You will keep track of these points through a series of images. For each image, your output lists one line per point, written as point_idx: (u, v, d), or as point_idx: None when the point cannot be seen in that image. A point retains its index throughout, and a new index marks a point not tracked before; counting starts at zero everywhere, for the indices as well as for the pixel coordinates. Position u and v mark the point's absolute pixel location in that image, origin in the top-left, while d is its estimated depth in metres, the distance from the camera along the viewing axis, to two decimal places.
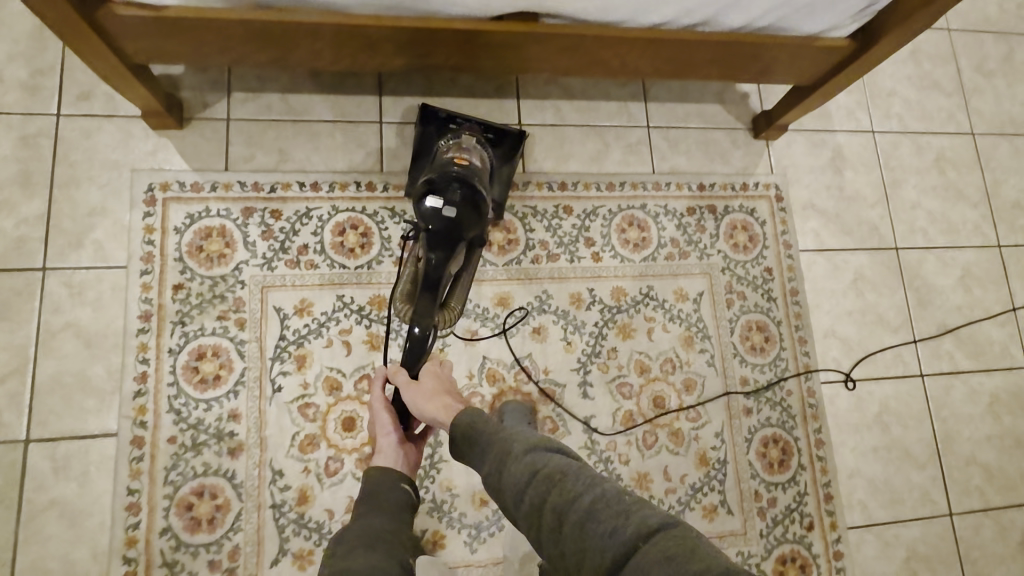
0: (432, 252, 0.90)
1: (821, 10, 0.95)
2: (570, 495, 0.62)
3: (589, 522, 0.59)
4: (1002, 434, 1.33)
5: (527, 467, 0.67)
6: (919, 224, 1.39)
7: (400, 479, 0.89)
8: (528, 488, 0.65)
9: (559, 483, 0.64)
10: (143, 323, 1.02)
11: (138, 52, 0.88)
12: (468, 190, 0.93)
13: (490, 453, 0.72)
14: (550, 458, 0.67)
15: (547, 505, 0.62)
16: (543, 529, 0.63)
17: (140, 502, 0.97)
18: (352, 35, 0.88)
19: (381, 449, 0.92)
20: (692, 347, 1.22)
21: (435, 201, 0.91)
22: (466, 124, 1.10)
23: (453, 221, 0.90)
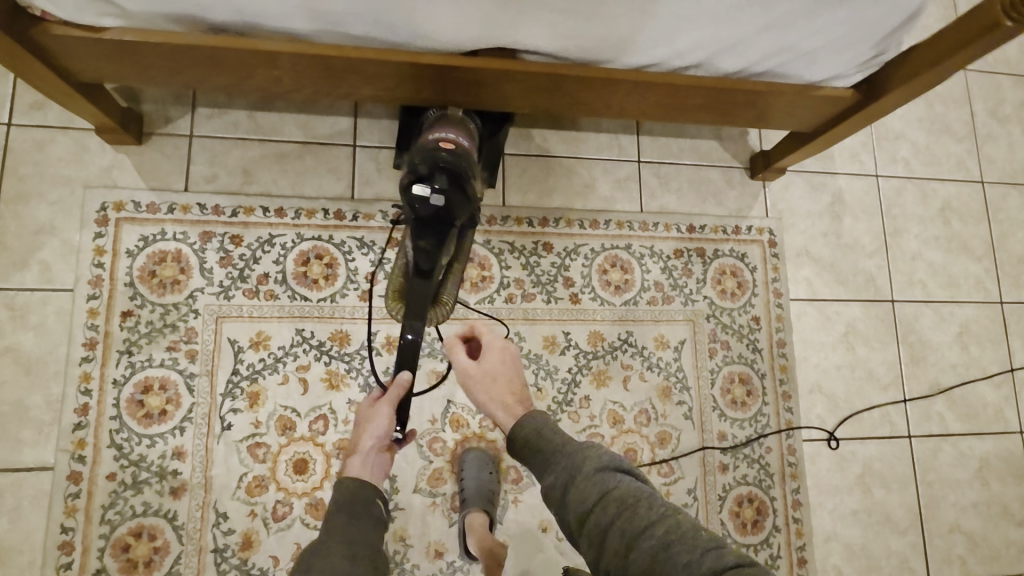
0: (422, 238, 0.81)
1: (824, 58, 0.88)
2: (643, 524, 0.57)
3: (664, 554, 0.55)
4: (989, 502, 1.27)
5: (595, 485, 0.62)
6: (918, 277, 1.33)
7: (377, 495, 0.81)
8: (594, 510, 0.60)
9: (630, 510, 0.59)
10: (87, 351, 0.97)
11: (83, 70, 0.83)
12: (455, 171, 0.81)
13: (555, 467, 0.66)
14: (622, 479, 0.62)
15: (615, 530, 0.58)
16: (607, 552, 0.58)
17: (74, 541, 0.92)
18: (314, 64, 0.82)
19: (362, 451, 0.86)
20: (668, 399, 1.16)
21: (420, 188, 0.79)
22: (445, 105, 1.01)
23: (442, 209, 0.80)
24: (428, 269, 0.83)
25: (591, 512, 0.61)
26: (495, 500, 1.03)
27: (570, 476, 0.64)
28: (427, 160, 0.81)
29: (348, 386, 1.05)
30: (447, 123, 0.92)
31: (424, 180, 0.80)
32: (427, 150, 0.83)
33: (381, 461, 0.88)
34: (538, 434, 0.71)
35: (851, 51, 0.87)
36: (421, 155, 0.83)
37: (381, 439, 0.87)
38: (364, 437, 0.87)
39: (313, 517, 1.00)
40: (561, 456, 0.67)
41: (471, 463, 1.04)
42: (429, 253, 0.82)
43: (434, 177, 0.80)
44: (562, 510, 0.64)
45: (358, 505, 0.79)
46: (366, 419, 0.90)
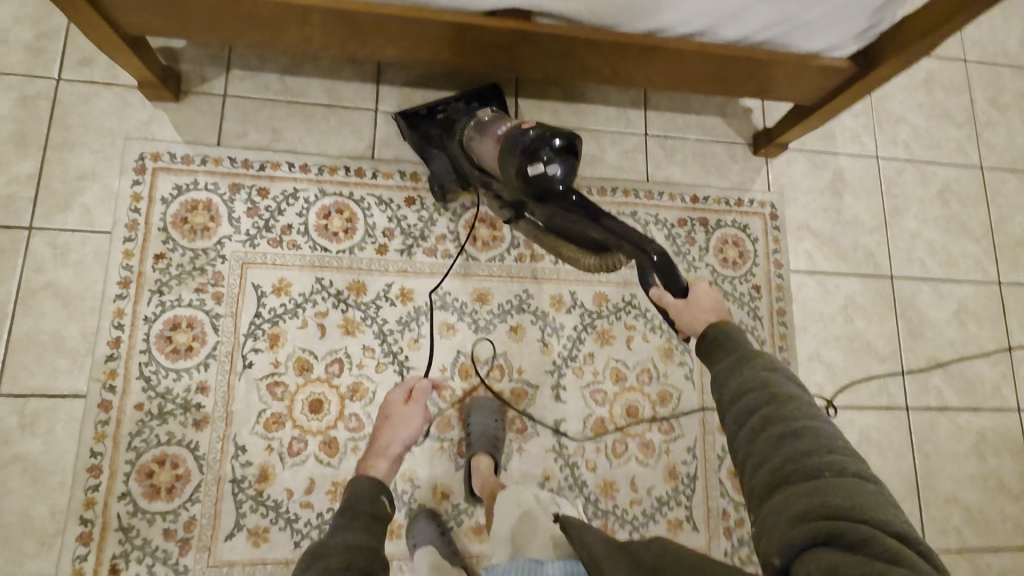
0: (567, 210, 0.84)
1: (822, 29, 0.93)
2: (785, 414, 0.65)
3: (790, 438, 0.62)
4: (986, 475, 1.29)
5: (760, 378, 0.70)
6: (917, 255, 1.36)
7: (382, 491, 0.79)
8: (750, 392, 0.69)
9: (780, 401, 0.66)
10: (122, 289, 1.04)
11: (130, 22, 0.90)
12: (562, 133, 0.83)
13: (733, 359, 0.76)
14: (788, 384, 0.69)
15: (759, 410, 0.67)
16: (746, 428, 0.67)
17: (102, 465, 0.98)
18: (343, 21, 0.89)
19: (391, 454, 0.88)
20: (670, 359, 1.20)
21: (534, 167, 0.82)
22: (451, 105, 1.11)
23: (563, 174, 0.83)
24: (603, 215, 0.83)
25: (749, 391, 0.70)
26: (499, 446, 1.07)
27: (742, 366, 0.73)
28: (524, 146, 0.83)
29: (363, 333, 1.10)
30: (498, 119, 0.97)
31: (533, 159, 0.82)
32: (517, 136, 0.85)
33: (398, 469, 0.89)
34: (724, 336, 0.80)
35: (848, 22, 0.92)
36: (511, 144, 0.85)
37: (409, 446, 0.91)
38: (392, 442, 0.89)
39: (327, 455, 1.04)
40: (749, 353, 0.75)
41: (478, 411, 1.09)
42: (587, 205, 0.85)
43: (538, 153, 0.82)
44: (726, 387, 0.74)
45: (364, 500, 0.76)
46: (395, 423, 0.93)
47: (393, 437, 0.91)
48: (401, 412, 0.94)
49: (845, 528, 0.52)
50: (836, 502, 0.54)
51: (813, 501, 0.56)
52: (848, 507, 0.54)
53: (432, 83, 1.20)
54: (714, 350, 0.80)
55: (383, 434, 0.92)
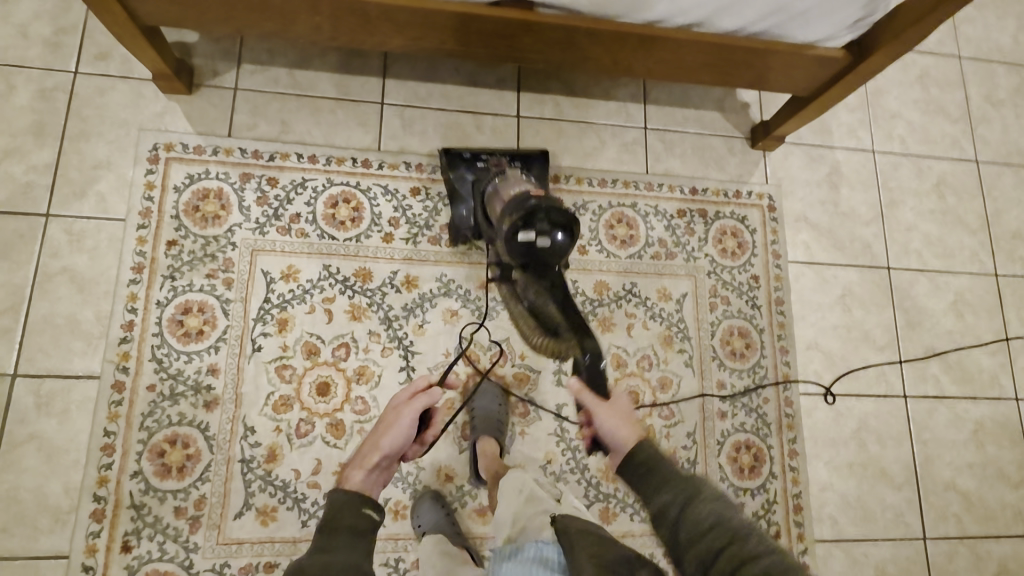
0: (545, 281, 0.95)
1: (817, 19, 0.97)
2: (753, 553, 0.62)
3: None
4: (985, 463, 1.30)
5: (713, 512, 0.67)
6: (914, 246, 1.39)
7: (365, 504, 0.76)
8: (710, 533, 0.66)
9: (742, 541, 0.64)
10: (135, 274, 1.07)
11: (147, 12, 0.94)
12: (562, 213, 0.89)
13: (672, 488, 0.71)
14: (739, 515, 0.67)
15: (727, 556, 0.63)
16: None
17: (115, 444, 1.00)
18: (352, 10, 0.93)
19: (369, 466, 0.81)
20: (670, 347, 1.22)
21: (525, 235, 0.88)
22: (493, 157, 1.14)
23: (547, 250, 0.89)
24: None
25: (704, 533, 0.66)
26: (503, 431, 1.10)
27: (687, 502, 0.69)
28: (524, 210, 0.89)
29: (369, 318, 1.13)
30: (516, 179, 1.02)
31: (527, 228, 0.88)
32: (521, 199, 0.91)
33: (383, 476, 0.83)
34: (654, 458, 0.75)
35: (842, 12, 0.95)
36: (514, 204, 0.91)
37: (391, 455, 0.84)
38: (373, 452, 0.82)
39: (333, 436, 1.07)
40: (684, 482, 0.71)
41: (483, 397, 1.11)
42: None
43: (535, 222, 0.88)
44: (675, 531, 0.68)
45: (343, 514, 0.74)
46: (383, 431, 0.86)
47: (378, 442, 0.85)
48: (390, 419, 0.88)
49: None
50: None
51: None
52: None
53: (437, 77, 1.24)
54: (646, 476, 0.74)
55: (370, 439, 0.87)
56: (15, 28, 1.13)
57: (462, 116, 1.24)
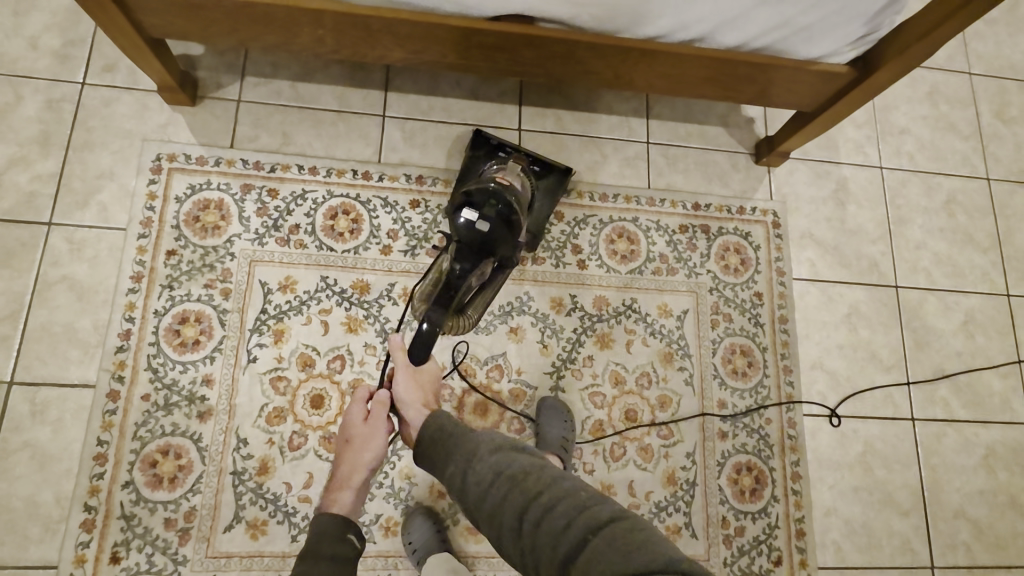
0: (468, 261, 0.93)
1: (820, 35, 0.95)
2: (537, 489, 0.69)
3: (548, 514, 0.66)
4: (996, 490, 1.26)
5: (493, 467, 0.72)
6: (922, 265, 1.36)
7: (348, 529, 0.85)
8: (494, 488, 0.71)
9: (522, 484, 0.70)
10: (134, 283, 1.07)
11: (154, 24, 0.95)
12: (507, 206, 0.95)
13: (456, 457, 0.76)
14: (518, 459, 0.73)
15: (511, 507, 0.68)
16: (505, 528, 0.68)
17: (108, 453, 1.00)
18: (353, 23, 0.92)
19: (354, 485, 0.91)
20: (670, 364, 1.20)
21: (470, 213, 0.94)
22: (516, 152, 1.15)
23: (485, 235, 0.93)
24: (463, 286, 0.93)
25: (485, 492, 0.71)
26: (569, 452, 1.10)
27: (469, 461, 0.74)
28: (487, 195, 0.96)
29: (365, 331, 1.12)
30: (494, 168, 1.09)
31: (474, 207, 0.94)
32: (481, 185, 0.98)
33: (366, 487, 0.94)
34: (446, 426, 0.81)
35: (845, 28, 0.94)
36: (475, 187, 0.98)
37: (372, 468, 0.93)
38: (354, 475, 0.92)
39: (326, 450, 1.06)
40: (468, 445, 0.77)
41: (548, 411, 1.12)
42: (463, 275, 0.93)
43: (484, 206, 0.94)
44: (465, 497, 0.74)
45: (325, 542, 0.83)
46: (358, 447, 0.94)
47: (355, 462, 0.93)
48: (364, 433, 0.94)
49: None
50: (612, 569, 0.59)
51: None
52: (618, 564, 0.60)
53: (439, 91, 1.24)
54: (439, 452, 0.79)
55: (345, 459, 0.94)
56: (25, 40, 1.15)
57: (463, 129, 1.24)
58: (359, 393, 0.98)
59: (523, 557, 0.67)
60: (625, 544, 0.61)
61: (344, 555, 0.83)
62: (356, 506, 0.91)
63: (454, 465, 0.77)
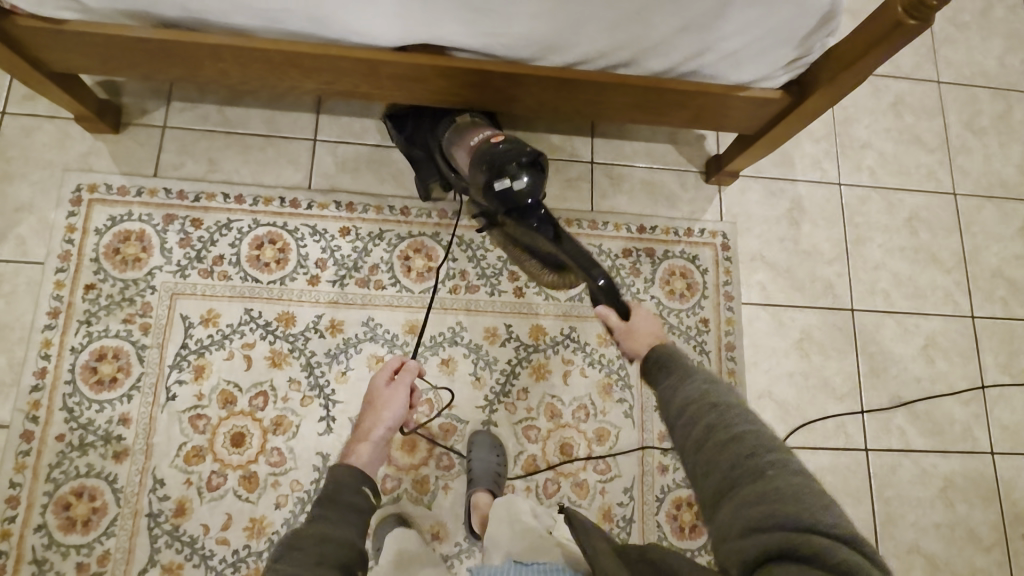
0: (534, 219, 0.93)
1: (747, 59, 0.88)
2: (730, 418, 0.61)
3: (734, 445, 0.59)
4: (954, 524, 1.21)
5: (699, 387, 0.66)
6: (881, 286, 1.30)
7: (366, 482, 0.73)
8: (692, 404, 0.65)
9: (720, 411, 0.62)
10: (50, 319, 1.05)
11: (55, 61, 0.91)
12: (526, 153, 0.91)
13: (671, 370, 0.71)
14: (727, 389, 0.65)
15: (703, 421, 0.62)
16: (690, 438, 0.63)
17: (20, 496, 0.98)
18: (256, 57, 0.88)
19: (374, 437, 0.85)
20: (609, 396, 1.16)
21: (503, 183, 0.89)
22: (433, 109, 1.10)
23: (528, 190, 0.90)
24: (561, 234, 0.93)
25: (684, 403, 0.65)
26: (500, 483, 1.07)
27: (680, 378, 0.69)
28: (494, 161, 0.90)
29: (290, 365, 1.09)
30: (468, 130, 1.01)
31: (501, 176, 0.90)
32: (485, 154, 0.92)
33: (383, 452, 0.86)
34: (668, 355, 0.73)
35: (773, 52, 0.87)
36: (482, 161, 0.92)
37: (393, 425, 0.88)
38: (376, 426, 0.86)
39: (246, 490, 1.03)
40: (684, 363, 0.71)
41: (478, 445, 1.09)
42: (550, 228, 0.94)
43: (507, 168, 0.90)
44: (666, 401, 0.69)
45: (345, 492, 0.71)
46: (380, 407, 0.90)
47: (375, 421, 0.88)
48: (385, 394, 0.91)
49: (794, 543, 0.51)
50: (782, 515, 0.53)
51: (757, 511, 0.55)
52: (789, 516, 0.53)
53: (373, 113, 1.20)
54: (654, 369, 0.73)
55: (367, 418, 0.89)
56: None
57: (396, 153, 1.20)
58: (389, 364, 0.95)
59: (691, 466, 0.63)
60: (800, 497, 0.54)
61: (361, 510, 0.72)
62: (373, 465, 0.82)
63: (665, 374, 0.71)
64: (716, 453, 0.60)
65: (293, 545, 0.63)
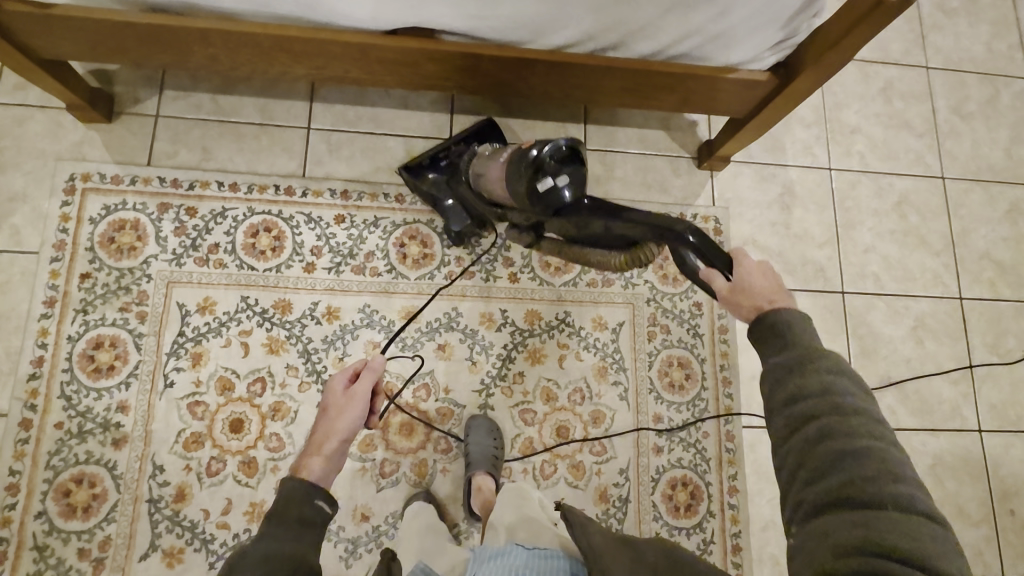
0: (586, 211, 0.81)
1: (735, 41, 0.89)
2: (853, 429, 0.57)
3: (852, 460, 0.55)
4: (943, 501, 1.24)
5: (823, 383, 0.60)
6: (871, 269, 1.32)
7: (315, 494, 0.68)
8: (812, 399, 0.60)
9: (844, 418, 0.58)
10: (46, 309, 1.05)
11: (44, 48, 0.91)
12: (561, 144, 0.85)
13: (788, 350, 0.64)
14: (854, 393, 0.60)
15: (822, 422, 0.58)
16: (802, 435, 0.59)
17: (20, 483, 0.99)
18: (247, 42, 0.88)
19: (326, 451, 0.73)
20: (604, 379, 1.18)
21: (545, 182, 0.83)
22: (452, 150, 1.14)
23: (570, 184, 0.84)
24: (621, 209, 0.78)
25: (802, 395, 0.60)
26: (498, 464, 1.08)
27: (801, 364, 0.62)
28: (529, 163, 0.84)
29: (287, 351, 1.10)
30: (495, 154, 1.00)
31: (542, 174, 0.83)
32: (517, 161, 0.87)
33: (339, 463, 0.75)
34: (782, 322, 0.65)
35: (760, 33, 0.88)
36: (517, 169, 0.86)
37: (346, 437, 0.76)
38: (328, 439, 0.75)
39: (245, 475, 1.04)
40: (802, 347, 0.63)
41: (476, 429, 1.10)
42: (607, 209, 0.79)
43: (545, 165, 0.83)
44: (775, 385, 0.63)
45: (293, 506, 0.66)
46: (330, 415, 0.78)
47: (326, 433, 0.76)
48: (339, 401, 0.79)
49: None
50: (892, 546, 0.51)
51: (862, 533, 0.52)
52: (902, 550, 0.50)
53: (367, 101, 1.20)
54: (769, 338, 0.66)
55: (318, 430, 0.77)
56: None
57: (391, 140, 1.20)
58: (345, 370, 0.83)
59: (786, 458, 0.60)
60: (918, 532, 0.51)
61: (309, 522, 0.67)
62: (328, 477, 0.72)
63: (778, 352, 0.65)
64: (831, 461, 0.56)
65: (240, 562, 0.60)
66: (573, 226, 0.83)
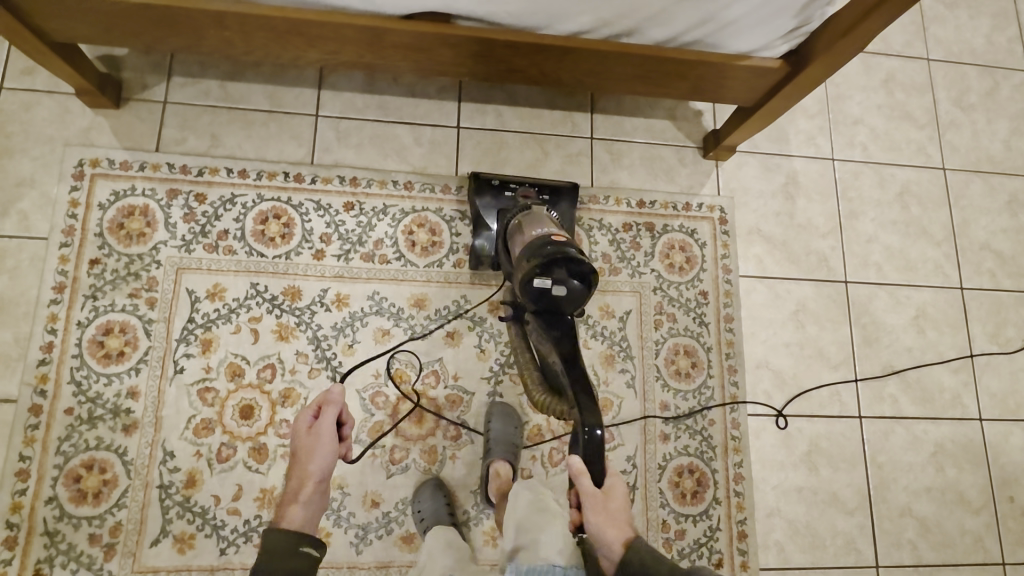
0: (554, 331, 0.93)
1: (748, 29, 0.90)
2: None
3: None
4: (944, 488, 1.25)
5: None
6: (873, 258, 1.33)
7: (303, 540, 0.77)
8: None
9: None
10: (56, 294, 1.05)
11: (56, 30, 0.91)
12: (582, 263, 0.89)
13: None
14: None
15: None
16: None
17: (30, 469, 0.99)
18: (260, 25, 0.88)
19: (304, 498, 0.82)
20: (612, 367, 1.19)
21: (541, 281, 0.89)
22: (521, 186, 1.15)
23: (561, 300, 0.91)
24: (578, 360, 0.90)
25: None
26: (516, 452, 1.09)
27: None
28: (544, 255, 0.89)
29: (297, 338, 1.10)
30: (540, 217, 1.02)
31: (545, 274, 0.89)
32: (536, 244, 0.91)
33: (320, 502, 0.84)
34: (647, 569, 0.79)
35: (773, 22, 0.89)
36: (531, 248, 0.92)
37: (320, 477, 0.84)
38: (304, 485, 0.83)
39: (255, 461, 1.05)
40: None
41: (499, 416, 1.11)
42: (568, 353, 0.90)
43: (555, 270, 0.89)
44: None
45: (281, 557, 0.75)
46: (303, 454, 0.85)
47: (302, 476, 0.84)
48: (310, 440, 0.86)
49: None
50: None
51: None
52: None
53: (375, 89, 1.21)
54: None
55: (293, 472, 0.85)
56: None
57: (399, 128, 1.20)
58: (311, 404, 0.90)
59: None
60: None
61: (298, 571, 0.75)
62: (311, 521, 0.81)
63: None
64: None
65: None
66: (541, 331, 0.95)
